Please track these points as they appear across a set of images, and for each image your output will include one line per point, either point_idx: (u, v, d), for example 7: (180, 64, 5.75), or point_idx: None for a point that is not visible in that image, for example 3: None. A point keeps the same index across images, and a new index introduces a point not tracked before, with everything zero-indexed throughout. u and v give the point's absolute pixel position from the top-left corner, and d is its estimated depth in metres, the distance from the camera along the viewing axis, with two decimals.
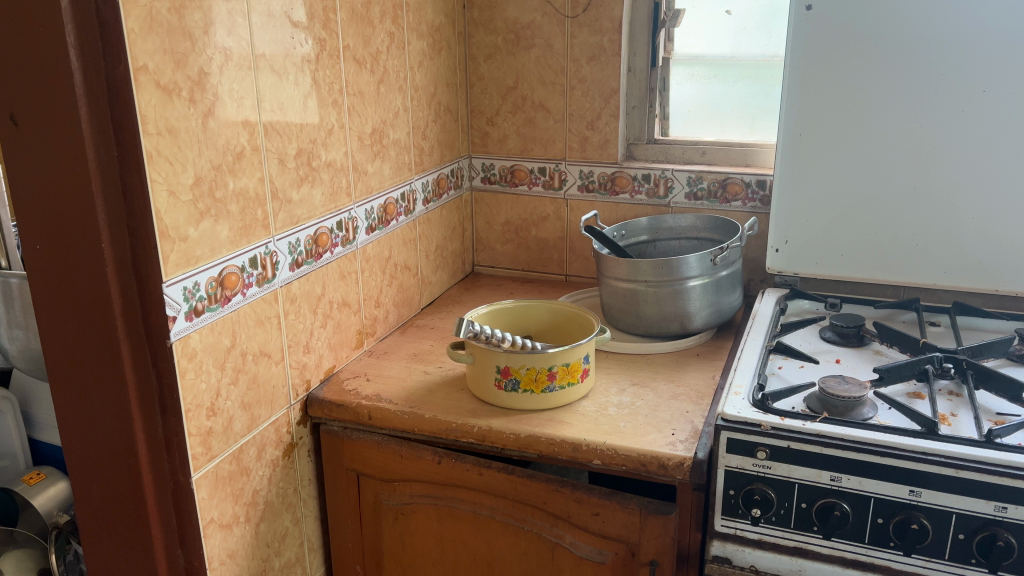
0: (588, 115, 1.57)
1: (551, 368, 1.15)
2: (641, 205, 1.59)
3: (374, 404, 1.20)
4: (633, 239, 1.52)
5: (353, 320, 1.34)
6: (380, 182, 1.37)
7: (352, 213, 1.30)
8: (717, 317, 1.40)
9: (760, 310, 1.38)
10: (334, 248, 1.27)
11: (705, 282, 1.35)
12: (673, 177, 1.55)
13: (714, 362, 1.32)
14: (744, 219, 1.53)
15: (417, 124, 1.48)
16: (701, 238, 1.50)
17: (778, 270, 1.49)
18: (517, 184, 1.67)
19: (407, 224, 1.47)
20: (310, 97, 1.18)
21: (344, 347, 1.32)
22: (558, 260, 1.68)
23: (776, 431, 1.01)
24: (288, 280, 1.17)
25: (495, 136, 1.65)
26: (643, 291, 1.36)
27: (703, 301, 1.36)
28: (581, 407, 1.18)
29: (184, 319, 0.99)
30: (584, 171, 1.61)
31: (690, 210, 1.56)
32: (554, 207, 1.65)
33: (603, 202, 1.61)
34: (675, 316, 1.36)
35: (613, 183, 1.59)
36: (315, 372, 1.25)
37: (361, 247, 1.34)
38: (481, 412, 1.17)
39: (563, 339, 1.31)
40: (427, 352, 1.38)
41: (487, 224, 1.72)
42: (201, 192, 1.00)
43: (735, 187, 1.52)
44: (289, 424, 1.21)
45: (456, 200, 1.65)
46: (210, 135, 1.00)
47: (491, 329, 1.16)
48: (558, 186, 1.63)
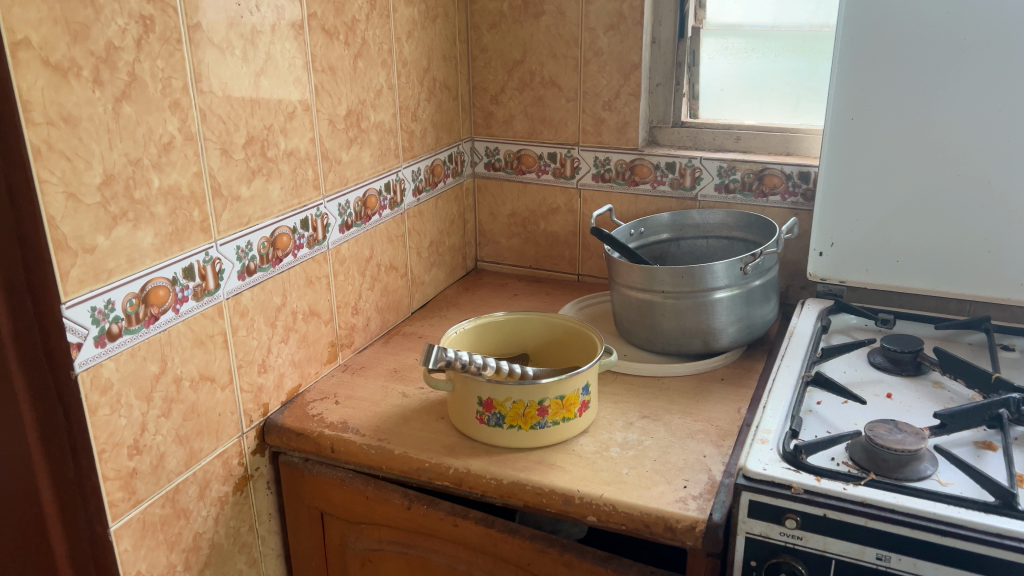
0: (603, 93, 1.37)
1: (542, 402, 0.97)
2: (664, 197, 1.38)
3: (338, 435, 1.03)
4: (654, 236, 1.34)
5: (323, 331, 1.17)
6: (357, 173, 1.19)
7: (321, 210, 1.13)
8: (749, 334, 1.19)
9: (799, 327, 1.18)
10: (298, 251, 1.09)
11: (733, 293, 1.15)
12: (701, 166, 1.34)
13: (741, 390, 1.12)
14: (784, 216, 1.32)
15: (405, 104, 1.29)
16: (732, 236, 1.31)
17: (821, 276, 1.29)
18: (524, 171, 1.47)
19: (394, 218, 1.30)
20: (264, 75, 1.00)
21: (311, 363, 1.15)
22: (569, 258, 1.49)
23: (811, 496, 0.82)
24: (237, 291, 1.00)
25: (500, 116, 1.46)
26: (661, 301, 1.17)
27: (730, 316, 1.16)
28: (578, 447, 1.00)
29: (94, 345, 0.83)
30: (599, 158, 1.41)
31: (720, 204, 1.35)
32: (565, 198, 1.46)
33: (620, 193, 1.41)
34: (697, 333, 1.17)
35: (632, 172, 1.39)
36: (274, 394, 1.09)
37: (333, 247, 1.16)
38: (460, 450, 1.00)
39: (563, 358, 1.13)
40: (409, 368, 1.20)
41: (491, 215, 1.53)
42: (114, 192, 0.83)
43: (773, 178, 1.30)
44: (242, 454, 1.05)
45: (456, 188, 1.47)
46: (125, 124, 0.83)
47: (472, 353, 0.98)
48: (570, 174, 1.44)
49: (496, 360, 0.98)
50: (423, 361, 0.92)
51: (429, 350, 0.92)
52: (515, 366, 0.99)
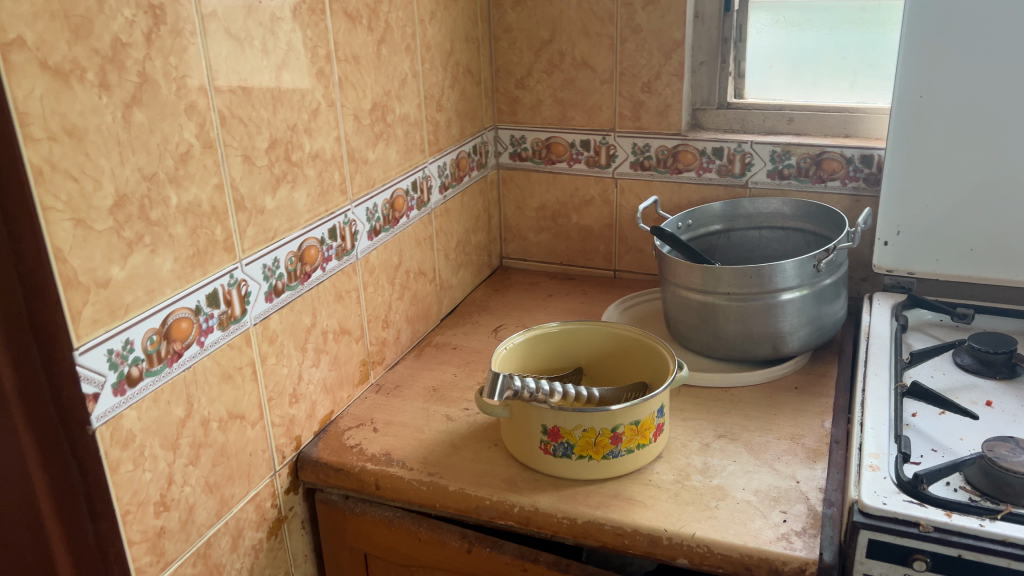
0: (642, 74, 1.25)
1: (616, 429, 0.86)
2: (711, 185, 1.28)
3: (383, 470, 0.93)
4: (703, 228, 1.24)
5: (354, 350, 1.05)
6: (384, 172, 1.07)
7: (349, 216, 1.01)
8: (819, 336, 1.09)
9: (874, 327, 1.08)
10: (326, 264, 0.97)
11: (803, 293, 1.05)
12: (752, 151, 1.24)
13: (818, 399, 1.02)
14: (843, 204, 1.22)
15: (430, 93, 1.17)
16: (787, 227, 1.22)
17: (887, 267, 1.20)
18: (554, 161, 1.36)
19: (421, 219, 1.18)
20: (285, 68, 0.87)
21: (343, 386, 1.04)
22: (604, 253, 1.38)
23: (943, 536, 0.73)
24: (264, 315, 0.88)
25: (526, 102, 1.34)
26: (724, 304, 1.07)
27: (800, 318, 1.06)
28: (654, 476, 0.90)
29: (112, 394, 0.71)
30: (638, 144, 1.30)
31: (772, 192, 1.25)
32: (599, 188, 1.35)
33: (661, 182, 1.30)
34: (764, 337, 1.07)
35: (675, 159, 1.28)
36: (306, 425, 0.97)
37: (362, 256, 1.04)
38: (523, 484, 0.89)
39: (624, 372, 1.03)
40: (448, 385, 1.09)
41: (518, 208, 1.42)
42: (127, 214, 0.70)
43: (832, 163, 1.20)
44: (275, 495, 0.94)
45: (481, 181, 1.35)
46: (137, 133, 0.70)
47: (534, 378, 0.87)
48: (606, 163, 1.33)
49: (567, 385, 0.87)
50: (489, 389, 0.82)
51: (495, 377, 0.82)
52: (583, 391, 0.89)
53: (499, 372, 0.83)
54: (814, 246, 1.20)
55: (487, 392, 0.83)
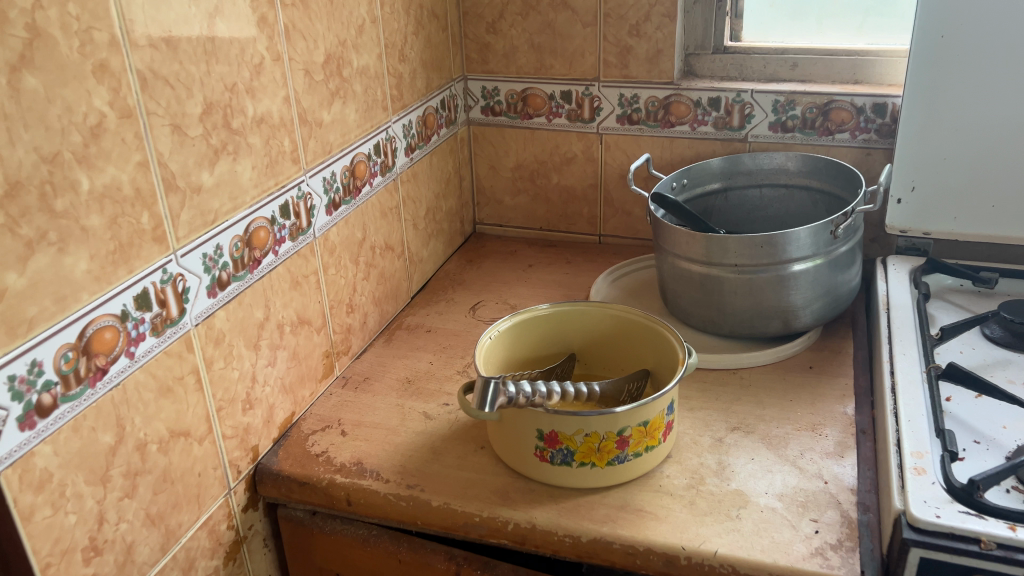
0: (629, 15, 1.12)
1: (622, 432, 0.75)
2: (706, 140, 1.16)
3: (355, 484, 0.81)
4: (699, 188, 1.13)
5: (315, 341, 0.92)
6: (342, 135, 0.93)
7: (303, 188, 0.87)
8: (834, 310, 0.99)
9: (893, 298, 0.98)
10: (278, 247, 0.84)
11: (817, 264, 0.95)
12: (752, 100, 1.11)
13: (836, 380, 0.93)
14: (852, 157, 1.11)
15: (391, 41, 1.02)
16: (790, 184, 1.11)
17: (900, 228, 1.09)
18: (531, 115, 1.23)
19: (386, 187, 1.04)
20: (219, 15, 0.72)
21: (305, 383, 0.91)
22: (588, 216, 1.27)
23: (1007, 554, 0.63)
24: (207, 313, 0.75)
25: (498, 49, 1.20)
26: (729, 277, 0.96)
27: (813, 290, 0.96)
28: (665, 481, 0.79)
29: (18, 430, 0.58)
30: (625, 95, 1.17)
31: (774, 145, 1.13)
32: (582, 145, 1.22)
33: (651, 137, 1.18)
34: (773, 313, 0.96)
35: (666, 112, 1.16)
36: (263, 432, 0.85)
37: (319, 234, 0.91)
38: (516, 496, 0.78)
39: (624, 356, 0.92)
40: (424, 376, 0.97)
41: (492, 168, 1.29)
42: (24, 206, 0.56)
43: (841, 113, 1.09)
44: (231, 515, 0.82)
45: (450, 140, 1.22)
46: (30, 104, 0.56)
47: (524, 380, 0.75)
48: (589, 117, 1.20)
49: (559, 383, 0.75)
50: (479, 400, 0.69)
51: (487, 386, 0.69)
52: (579, 387, 0.78)
53: (488, 379, 0.70)
54: (821, 205, 1.10)
55: (476, 403, 0.69)
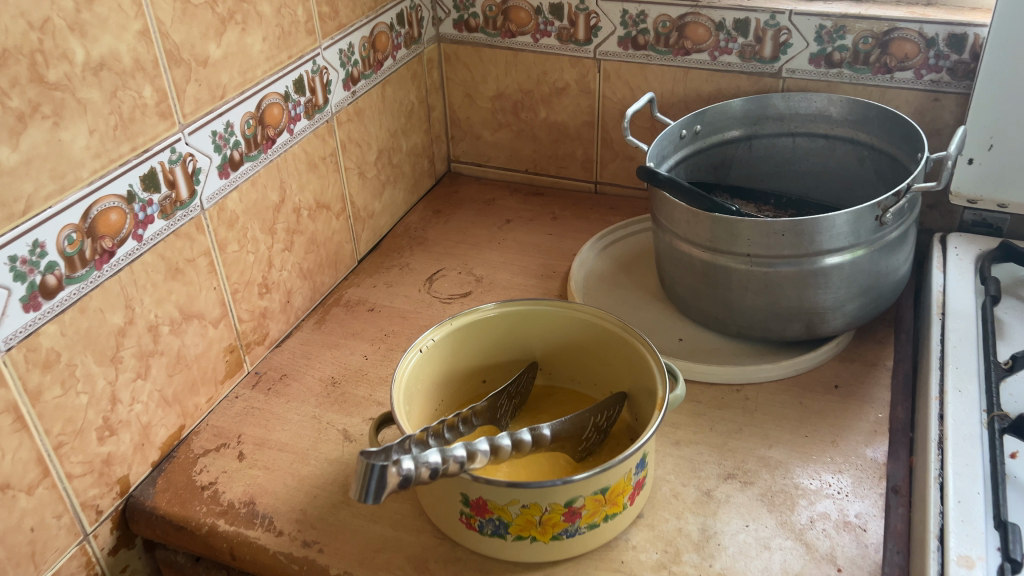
0: None
1: (571, 503, 0.57)
2: (729, 72, 0.92)
3: (241, 534, 0.65)
4: (716, 135, 0.90)
5: (213, 336, 0.74)
6: (242, 72, 0.72)
7: (180, 149, 0.67)
8: (874, 310, 0.78)
9: (950, 298, 0.76)
10: (142, 231, 0.64)
11: (856, 256, 0.73)
12: (791, 25, 0.86)
13: (866, 407, 0.73)
14: (914, 103, 0.86)
15: None
16: (831, 135, 0.88)
17: (969, 196, 0.86)
18: (514, 33, 0.99)
19: (315, 132, 0.83)
20: None
21: (198, 389, 0.74)
22: (582, 159, 1.05)
23: None
24: (24, 333, 0.56)
25: None
26: (740, 269, 0.74)
27: (849, 288, 0.74)
28: (630, 555, 0.61)
29: None
30: (629, 12, 0.92)
31: (815, 83, 0.89)
32: (576, 73, 0.99)
33: (660, 67, 0.94)
34: (795, 314, 0.76)
35: (680, 35, 0.91)
36: (136, 458, 0.68)
37: (210, 204, 0.71)
38: (436, 568, 0.61)
39: (598, 368, 0.72)
40: (353, 374, 0.80)
41: (468, 97, 1.06)
42: None
43: (905, 45, 0.83)
44: (92, 562, 0.66)
45: (413, 64, 0.99)
46: None
47: (421, 447, 0.55)
48: (585, 39, 0.96)
49: (483, 439, 0.55)
50: (365, 492, 0.48)
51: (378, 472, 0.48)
52: (520, 435, 0.58)
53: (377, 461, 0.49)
54: (869, 163, 0.87)
55: (359, 496, 0.49)
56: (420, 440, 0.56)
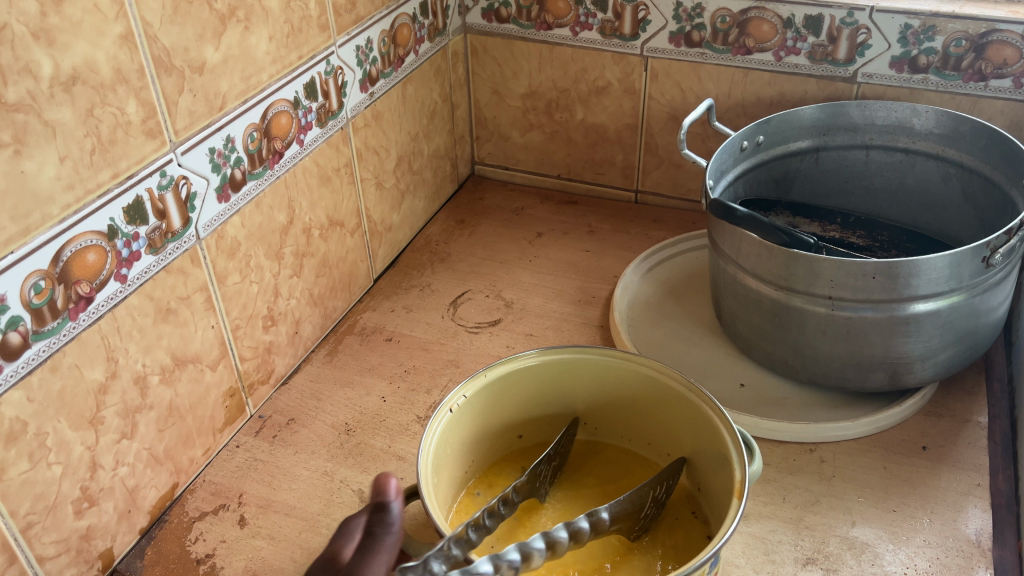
0: None
1: None
2: (795, 75, 0.81)
3: None
4: (780, 146, 0.79)
5: (210, 381, 0.65)
6: (245, 77, 0.62)
7: (172, 171, 0.57)
8: (965, 357, 0.68)
9: None
10: (127, 270, 0.55)
11: (953, 302, 0.63)
12: (871, 23, 0.76)
13: (961, 475, 0.63)
14: (1009, 115, 0.76)
15: None
16: (912, 149, 0.77)
17: None
18: (550, 25, 0.89)
19: (329, 141, 0.73)
20: None
21: (194, 442, 0.65)
22: (622, 165, 0.95)
23: None
24: None
25: None
26: (816, 312, 0.65)
27: (942, 336, 0.65)
28: None
29: None
30: (683, 5, 0.81)
31: (894, 90, 0.78)
32: (620, 71, 0.88)
33: (715, 67, 0.84)
34: (877, 364, 0.66)
35: (741, 32, 0.81)
36: (121, 528, 0.59)
37: (207, 232, 0.61)
38: None
39: (652, 426, 0.63)
40: (370, 420, 0.70)
41: (496, 93, 0.96)
42: None
43: (1005, 50, 0.73)
44: None
45: (436, 58, 0.89)
46: None
47: (458, 543, 0.46)
48: (630, 33, 0.85)
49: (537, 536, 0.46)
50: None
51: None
52: (577, 523, 0.49)
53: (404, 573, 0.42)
54: (956, 183, 0.76)
55: None
56: (459, 537, 0.46)
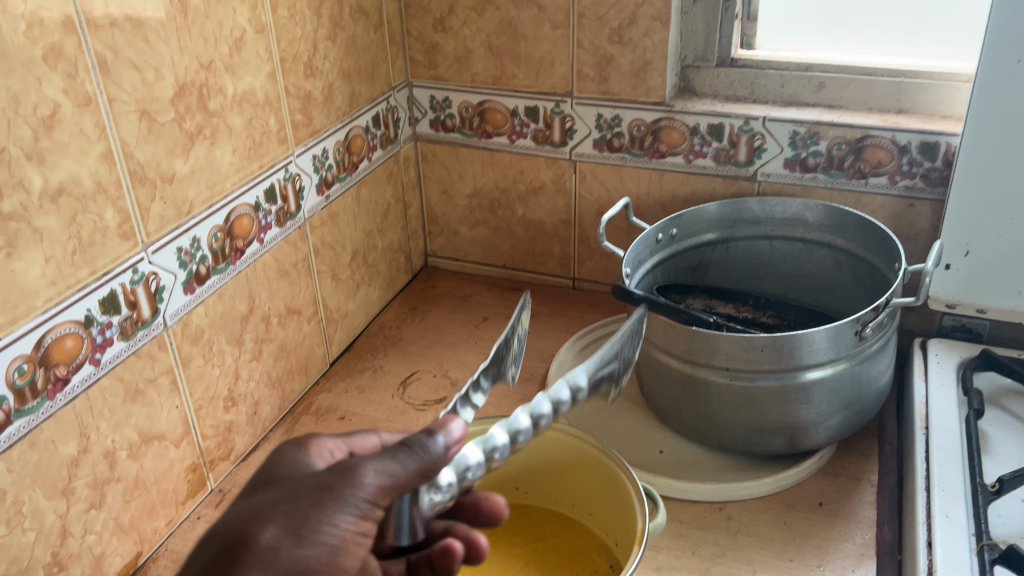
0: (610, 17, 0.87)
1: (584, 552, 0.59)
2: (704, 175, 0.92)
3: None
4: (692, 238, 0.89)
5: (174, 455, 0.71)
6: (210, 186, 0.71)
7: (143, 268, 0.65)
8: (855, 422, 0.76)
9: (933, 411, 0.75)
10: (101, 355, 0.62)
11: (837, 371, 0.72)
12: (764, 130, 0.87)
13: (852, 527, 0.70)
14: (890, 208, 0.86)
15: (292, 53, 0.79)
16: (808, 239, 0.87)
17: (947, 301, 0.85)
18: (490, 133, 0.99)
19: (286, 239, 0.82)
20: None
21: (157, 513, 0.71)
22: (560, 255, 1.04)
23: None
24: None
25: (449, 51, 0.96)
26: (719, 383, 0.73)
27: (830, 402, 0.73)
28: None
29: None
30: (604, 116, 0.92)
31: (789, 187, 0.89)
32: (552, 172, 0.99)
33: (635, 169, 0.94)
34: (776, 429, 0.74)
35: (655, 139, 0.92)
36: None
37: (174, 321, 0.69)
38: None
39: (575, 488, 0.70)
40: None
41: (444, 193, 1.06)
42: None
43: (878, 152, 0.84)
44: None
45: (388, 163, 0.99)
46: None
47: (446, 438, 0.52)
48: (560, 140, 0.96)
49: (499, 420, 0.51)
50: (390, 536, 0.50)
51: (394, 513, 0.49)
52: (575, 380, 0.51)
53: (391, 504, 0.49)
54: (847, 268, 0.86)
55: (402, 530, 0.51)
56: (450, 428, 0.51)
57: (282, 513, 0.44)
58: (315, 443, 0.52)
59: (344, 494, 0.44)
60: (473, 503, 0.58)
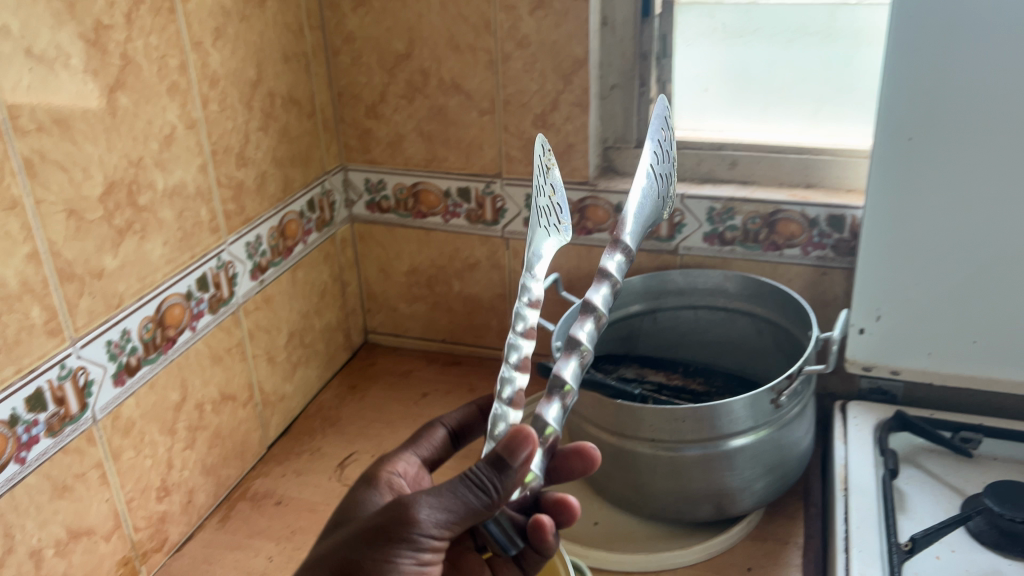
0: (533, 103, 0.91)
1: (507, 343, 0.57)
2: None
3: None
4: (620, 310, 0.92)
5: (104, 550, 0.71)
6: (141, 278, 0.72)
7: (71, 363, 0.65)
8: (780, 486, 0.79)
9: (851, 473, 0.78)
10: (26, 453, 0.62)
11: (758, 437, 0.74)
12: (683, 207, 0.91)
13: None
14: (805, 277, 0.91)
15: (224, 145, 0.81)
16: (730, 308, 0.91)
17: (863, 364, 0.89)
18: (424, 213, 1.02)
19: (220, 325, 0.83)
20: None
21: None
22: (497, 329, 1.06)
23: None
24: None
25: (381, 136, 1.00)
26: (647, 454, 0.75)
27: (754, 468, 0.75)
28: None
29: None
30: (532, 196, 0.96)
31: (710, 260, 0.93)
32: (486, 249, 1.02)
33: (565, 245, 0.98)
34: (704, 497, 0.76)
35: (581, 217, 0.95)
36: None
37: (103, 415, 0.69)
38: None
39: None
40: None
41: (382, 272, 1.08)
42: None
43: (790, 225, 0.88)
44: None
45: (324, 245, 1.01)
46: None
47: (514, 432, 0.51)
48: (491, 219, 0.99)
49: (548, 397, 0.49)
50: (500, 549, 0.52)
51: (489, 537, 0.51)
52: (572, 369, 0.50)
53: (482, 528, 0.52)
54: (768, 335, 0.90)
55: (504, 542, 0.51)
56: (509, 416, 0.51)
57: (358, 560, 0.49)
58: (379, 481, 0.58)
59: (412, 532, 0.48)
60: (564, 459, 0.58)
